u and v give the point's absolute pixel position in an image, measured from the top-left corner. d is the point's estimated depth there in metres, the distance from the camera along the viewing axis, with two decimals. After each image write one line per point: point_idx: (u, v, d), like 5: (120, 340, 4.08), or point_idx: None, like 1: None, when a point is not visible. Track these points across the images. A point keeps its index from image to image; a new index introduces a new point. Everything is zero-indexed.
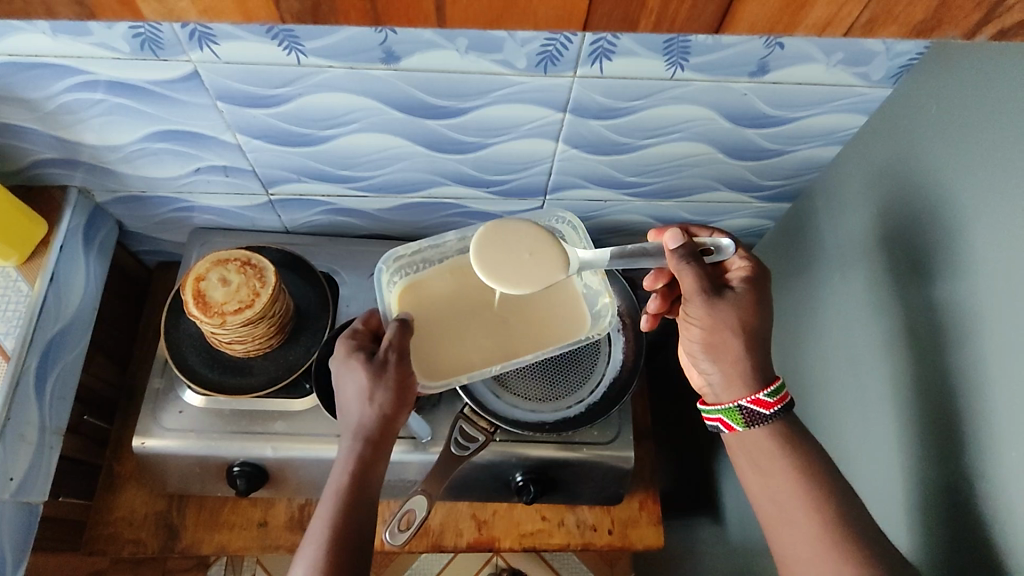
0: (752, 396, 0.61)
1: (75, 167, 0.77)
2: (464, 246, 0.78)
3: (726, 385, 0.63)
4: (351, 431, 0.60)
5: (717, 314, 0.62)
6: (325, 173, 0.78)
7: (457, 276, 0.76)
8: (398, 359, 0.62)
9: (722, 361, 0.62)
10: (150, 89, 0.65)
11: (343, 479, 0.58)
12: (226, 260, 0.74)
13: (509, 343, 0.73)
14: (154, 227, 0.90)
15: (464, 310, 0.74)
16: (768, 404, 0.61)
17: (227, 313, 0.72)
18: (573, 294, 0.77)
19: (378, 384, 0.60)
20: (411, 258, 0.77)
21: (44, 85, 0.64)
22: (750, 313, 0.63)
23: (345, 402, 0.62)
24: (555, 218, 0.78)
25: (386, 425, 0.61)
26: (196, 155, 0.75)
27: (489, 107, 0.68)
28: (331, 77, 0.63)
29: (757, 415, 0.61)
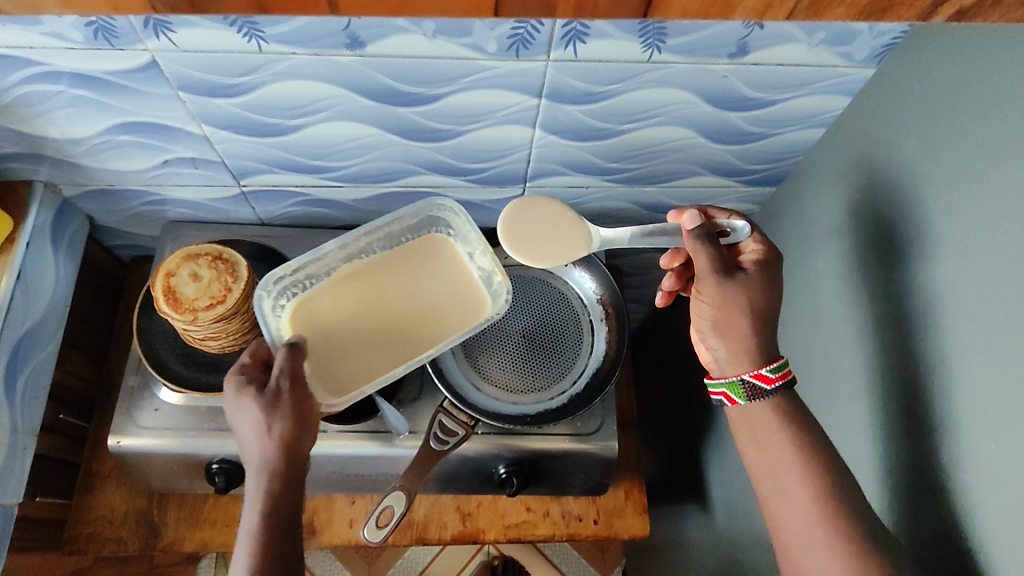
0: (754, 371, 0.60)
1: (40, 161, 0.75)
2: (345, 253, 0.77)
3: (729, 359, 0.62)
4: (252, 468, 0.58)
5: (730, 291, 0.61)
6: (298, 163, 0.76)
7: (342, 288, 0.75)
8: (292, 384, 0.60)
9: (730, 338, 0.61)
10: (110, 80, 0.62)
11: (254, 518, 0.56)
12: (196, 255, 0.72)
13: (410, 344, 0.71)
14: (126, 221, 0.88)
15: (354, 320, 0.72)
16: (769, 379, 0.60)
17: (199, 308, 0.70)
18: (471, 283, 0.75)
19: (274, 413, 0.59)
20: (293, 277, 0.74)
21: None
22: (763, 293, 0.62)
23: (243, 441, 0.60)
24: (439, 206, 0.78)
25: (288, 454, 0.59)
26: (163, 147, 0.73)
27: (461, 93, 0.66)
28: (295, 65, 0.61)
29: (758, 390, 0.60)
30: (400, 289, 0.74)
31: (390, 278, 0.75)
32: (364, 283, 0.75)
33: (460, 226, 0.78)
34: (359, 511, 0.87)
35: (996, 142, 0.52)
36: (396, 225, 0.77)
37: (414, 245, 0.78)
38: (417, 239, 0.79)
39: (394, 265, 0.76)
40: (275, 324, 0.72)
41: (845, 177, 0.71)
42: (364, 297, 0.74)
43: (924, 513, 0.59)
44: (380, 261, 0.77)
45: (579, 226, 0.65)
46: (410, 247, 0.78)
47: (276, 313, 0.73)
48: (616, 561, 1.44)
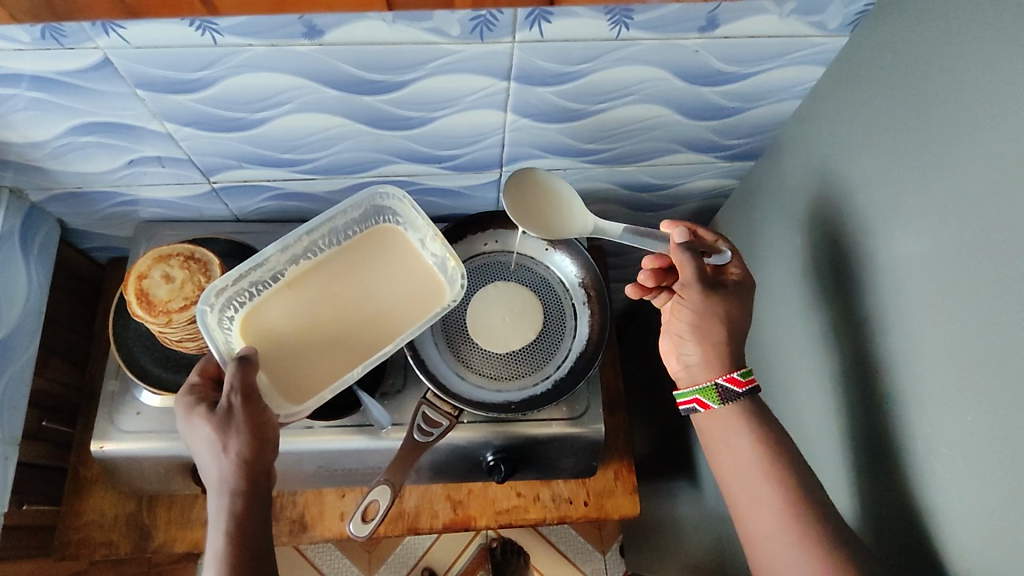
0: (726, 374, 0.65)
1: (4, 168, 0.73)
2: (290, 256, 0.75)
3: (707, 365, 0.67)
4: (214, 488, 0.58)
5: (706, 306, 0.66)
6: (267, 157, 0.75)
7: (291, 294, 0.74)
8: (244, 400, 0.60)
9: (706, 347, 0.67)
10: (64, 81, 0.61)
11: (220, 538, 0.57)
12: (167, 256, 0.73)
13: (365, 343, 0.71)
14: (98, 223, 0.87)
15: (308, 325, 0.72)
16: (740, 382, 0.65)
17: (173, 310, 0.69)
18: (426, 271, 0.76)
19: (228, 431, 0.58)
20: (236, 287, 0.72)
21: None
22: (741, 306, 0.68)
23: (202, 461, 0.59)
24: (384, 195, 0.77)
25: (249, 472, 0.59)
26: (128, 146, 0.71)
27: (426, 79, 0.64)
28: (253, 57, 0.59)
29: (729, 393, 0.65)
30: (350, 292, 0.74)
31: (338, 282, 0.75)
32: (311, 291, 0.74)
33: (407, 215, 0.77)
34: (350, 504, 0.87)
35: (968, 110, 0.51)
36: (342, 219, 0.76)
37: (361, 238, 0.78)
38: (362, 231, 0.78)
39: (342, 264, 0.76)
40: (226, 338, 0.70)
41: (820, 150, 0.70)
42: (313, 302, 0.73)
43: (902, 486, 0.59)
44: (328, 261, 0.76)
45: (547, 225, 0.75)
46: (359, 244, 0.77)
47: (225, 327, 0.71)
48: (614, 538, 1.45)
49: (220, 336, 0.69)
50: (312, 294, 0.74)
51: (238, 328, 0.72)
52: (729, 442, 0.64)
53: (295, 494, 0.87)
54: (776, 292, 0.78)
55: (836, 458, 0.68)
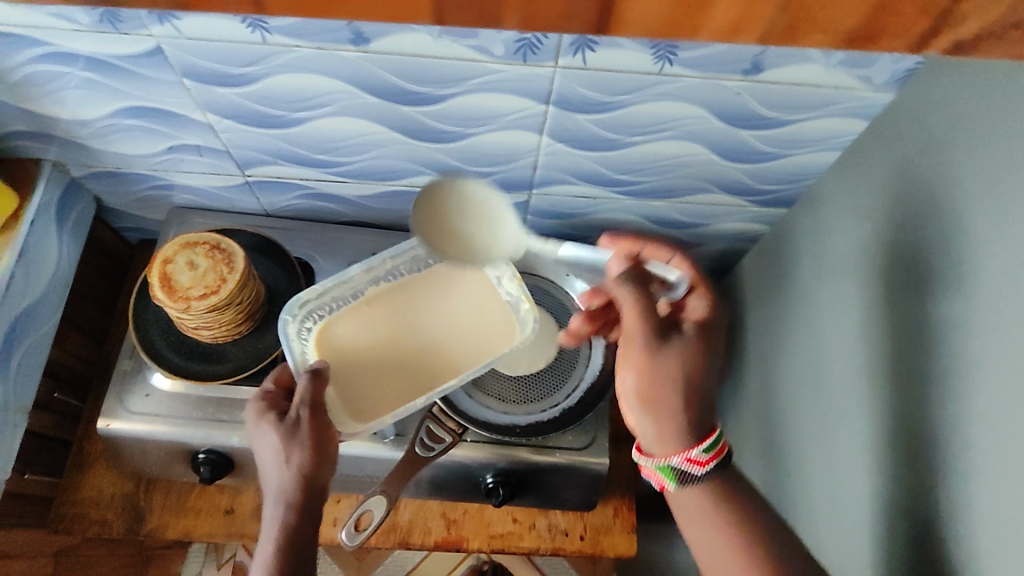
0: (683, 455, 0.55)
1: (50, 141, 0.76)
2: (371, 278, 0.78)
3: (663, 433, 0.56)
4: (271, 497, 0.59)
5: (662, 356, 0.56)
6: (303, 157, 0.77)
7: (369, 312, 0.76)
8: (311, 414, 0.62)
9: (663, 409, 0.56)
10: (115, 64, 0.62)
11: (270, 546, 0.56)
12: (193, 243, 0.72)
13: (431, 374, 0.73)
14: (133, 204, 0.89)
15: (384, 348, 0.74)
16: (701, 461, 0.55)
17: (192, 298, 0.70)
18: (499, 310, 0.76)
19: (294, 440, 0.60)
20: (320, 301, 0.76)
21: (8, 55, 0.62)
22: (703, 354, 0.58)
23: (264, 469, 0.61)
24: None
25: (308, 485, 0.59)
26: (169, 133, 0.73)
27: (465, 95, 0.65)
28: (299, 58, 0.60)
29: (690, 475, 0.56)
30: (422, 318, 0.75)
31: (414, 306, 0.76)
32: (388, 312, 0.76)
33: (494, 256, 0.78)
34: (344, 510, 0.86)
35: (996, 172, 0.49)
36: (433, 251, 0.78)
37: (441, 265, 0.79)
38: None
39: (425, 293, 0.77)
40: (301, 348, 0.73)
41: (853, 201, 0.68)
42: (389, 325, 0.75)
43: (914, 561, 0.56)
44: (413, 286, 0.77)
45: (465, 240, 0.63)
46: (446, 273, 0.78)
47: (302, 336, 0.74)
48: None
49: (296, 347, 0.73)
50: (389, 315, 0.75)
51: (313, 339, 0.74)
52: (692, 508, 0.56)
53: None
54: (795, 344, 0.76)
55: (844, 523, 0.65)
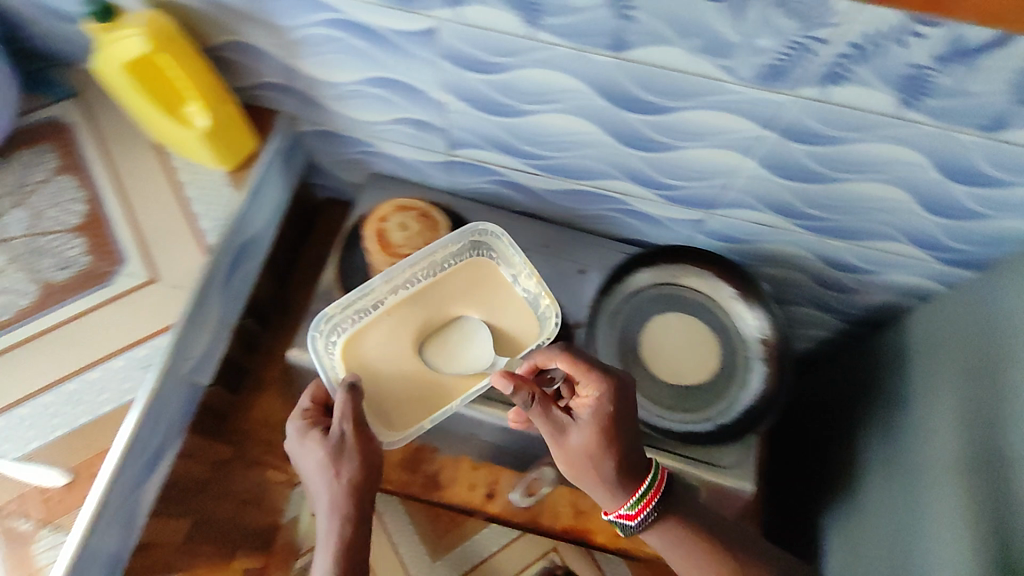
0: (618, 513, 0.67)
1: (293, 96, 0.84)
2: (392, 287, 0.78)
3: (602, 497, 0.67)
4: (324, 509, 0.65)
5: (562, 448, 0.65)
6: (512, 146, 0.83)
7: (392, 323, 0.77)
8: (353, 428, 0.67)
9: (585, 481, 0.66)
10: (387, 37, 0.69)
11: (328, 558, 0.63)
12: (407, 208, 0.82)
13: (432, 389, 0.75)
14: (337, 162, 0.97)
15: (422, 354, 0.76)
16: (631, 515, 0.67)
17: (402, 255, 0.79)
18: (520, 305, 0.78)
19: (343, 456, 0.66)
20: (343, 313, 0.76)
21: (298, 16, 0.70)
22: (576, 433, 0.64)
23: (309, 480, 0.67)
24: (481, 230, 0.80)
25: (355, 495, 0.65)
26: (402, 106, 0.81)
27: (694, 110, 0.68)
28: (555, 55, 0.65)
29: (626, 527, 0.68)
30: (427, 336, 0.77)
31: (417, 318, 0.77)
32: (411, 325, 0.77)
33: (504, 252, 0.80)
34: (482, 478, 0.90)
35: None
36: (433, 255, 0.79)
37: (457, 270, 0.79)
38: (458, 264, 0.79)
39: (458, 292, 0.78)
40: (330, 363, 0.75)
41: None
42: (404, 334, 0.77)
43: None
44: (448, 289, 0.78)
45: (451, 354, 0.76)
46: (465, 275, 0.79)
47: (330, 350, 0.75)
48: None
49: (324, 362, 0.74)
50: (392, 331, 0.77)
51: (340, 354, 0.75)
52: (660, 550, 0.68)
53: (436, 453, 0.91)
54: (942, 404, 0.75)
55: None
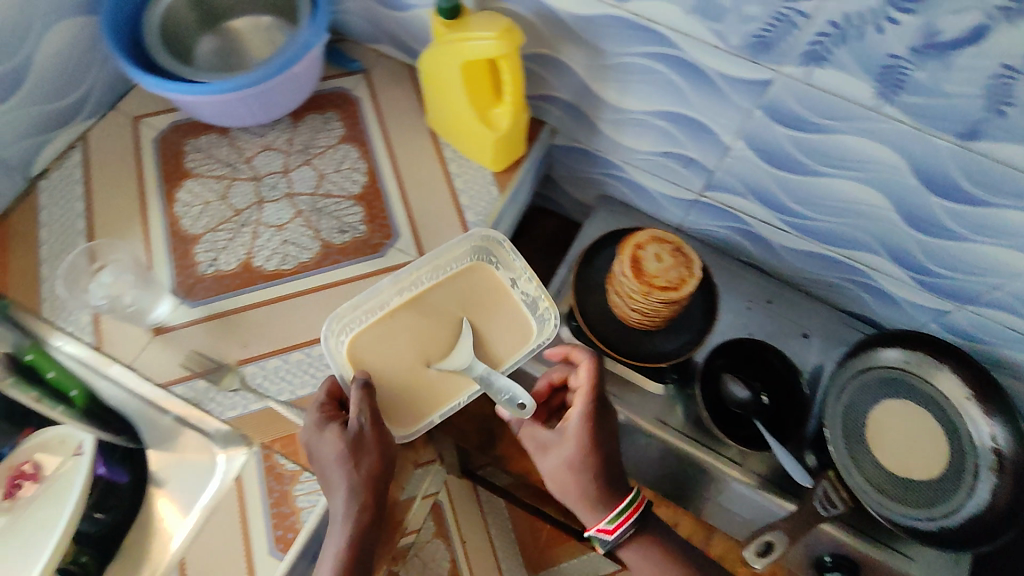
0: (596, 524, 0.68)
1: (570, 112, 0.88)
2: (396, 289, 0.75)
3: (580, 514, 0.69)
4: (337, 501, 0.61)
5: (546, 459, 0.69)
6: (775, 201, 0.82)
7: (387, 329, 0.74)
8: (371, 422, 0.65)
9: (569, 498, 0.69)
10: (711, 78, 0.70)
11: (341, 545, 0.60)
12: (663, 240, 0.81)
13: (438, 390, 0.73)
14: (572, 179, 1.00)
15: (420, 353, 0.74)
16: (610, 528, 0.67)
17: (656, 285, 0.78)
18: (514, 307, 0.77)
19: (362, 451, 0.63)
20: (350, 314, 0.73)
21: (627, 45, 0.72)
22: (552, 442, 0.69)
23: (324, 470, 0.64)
24: (480, 238, 0.77)
25: (373, 488, 0.62)
26: (679, 142, 0.81)
27: (1014, 210, 0.67)
28: (890, 130, 0.65)
29: (603, 539, 0.68)
30: (402, 325, 0.75)
31: (425, 324, 0.75)
32: (398, 318, 0.75)
33: (501, 257, 0.78)
34: None
35: None
36: (440, 259, 0.77)
37: (457, 275, 0.78)
38: (459, 268, 0.78)
39: (454, 299, 0.77)
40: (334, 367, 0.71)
41: None
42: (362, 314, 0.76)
43: None
44: (438, 296, 0.77)
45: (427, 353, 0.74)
46: (461, 279, 0.77)
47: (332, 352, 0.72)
48: None
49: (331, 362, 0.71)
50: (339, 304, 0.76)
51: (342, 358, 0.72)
52: (640, 563, 0.68)
53: None
54: None
55: None
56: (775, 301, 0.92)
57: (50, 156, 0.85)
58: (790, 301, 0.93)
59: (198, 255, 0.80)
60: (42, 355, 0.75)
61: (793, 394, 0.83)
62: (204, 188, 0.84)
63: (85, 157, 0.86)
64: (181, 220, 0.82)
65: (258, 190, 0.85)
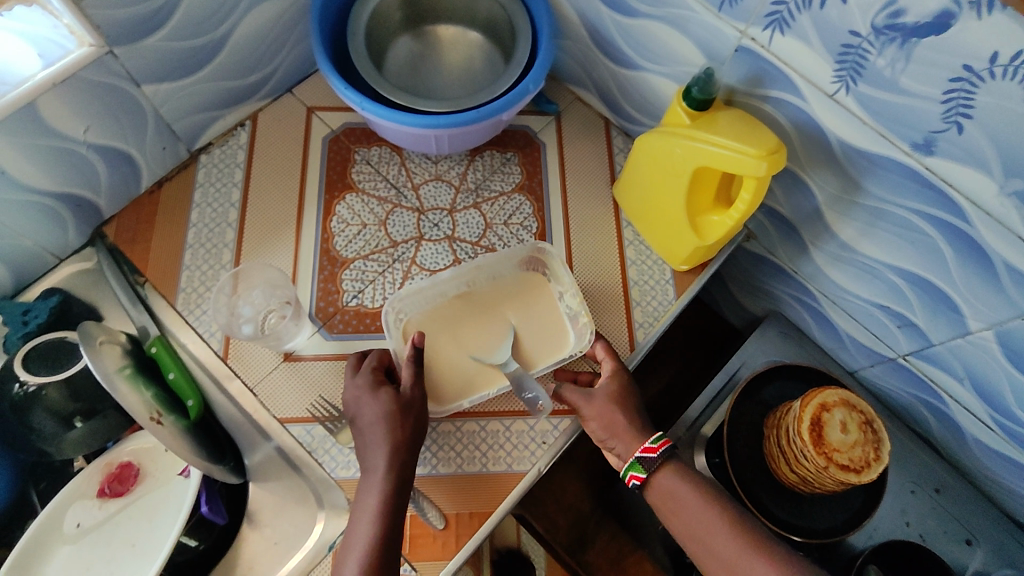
0: (640, 445, 0.61)
1: (780, 229, 0.77)
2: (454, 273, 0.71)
3: (620, 448, 0.62)
4: (372, 464, 0.56)
5: (590, 403, 0.63)
6: (996, 402, 0.68)
7: (440, 306, 0.70)
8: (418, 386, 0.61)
9: (614, 437, 0.63)
10: (992, 262, 0.58)
11: (373, 509, 0.55)
12: (854, 405, 0.68)
13: (473, 377, 0.68)
14: (743, 284, 0.90)
15: (459, 344, 0.69)
16: (653, 448, 0.60)
17: (834, 462, 0.66)
18: (555, 317, 0.71)
19: (406, 413, 0.59)
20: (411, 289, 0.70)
21: (899, 195, 0.61)
22: (600, 388, 0.64)
23: (362, 430, 0.59)
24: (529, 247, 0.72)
25: (409, 456, 0.58)
26: (908, 303, 0.69)
27: None
28: None
29: (649, 460, 0.60)
30: (458, 308, 0.71)
31: (477, 312, 0.71)
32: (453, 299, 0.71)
33: (554, 267, 0.73)
34: None
35: None
36: (499, 259, 0.72)
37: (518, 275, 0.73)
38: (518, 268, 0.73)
39: (501, 295, 0.72)
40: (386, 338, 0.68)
41: None
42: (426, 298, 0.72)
43: None
44: (495, 286, 0.72)
45: (471, 340, 0.69)
46: (513, 277, 0.73)
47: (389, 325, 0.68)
48: None
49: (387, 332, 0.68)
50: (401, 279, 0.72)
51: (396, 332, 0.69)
52: (672, 491, 0.60)
53: None
54: None
55: None
56: (944, 493, 0.79)
57: (217, 131, 0.80)
58: (960, 499, 0.79)
59: (343, 283, 0.74)
60: (166, 351, 0.70)
61: None
62: (363, 208, 0.78)
63: (251, 141, 0.80)
64: (335, 240, 0.76)
65: (420, 224, 0.78)
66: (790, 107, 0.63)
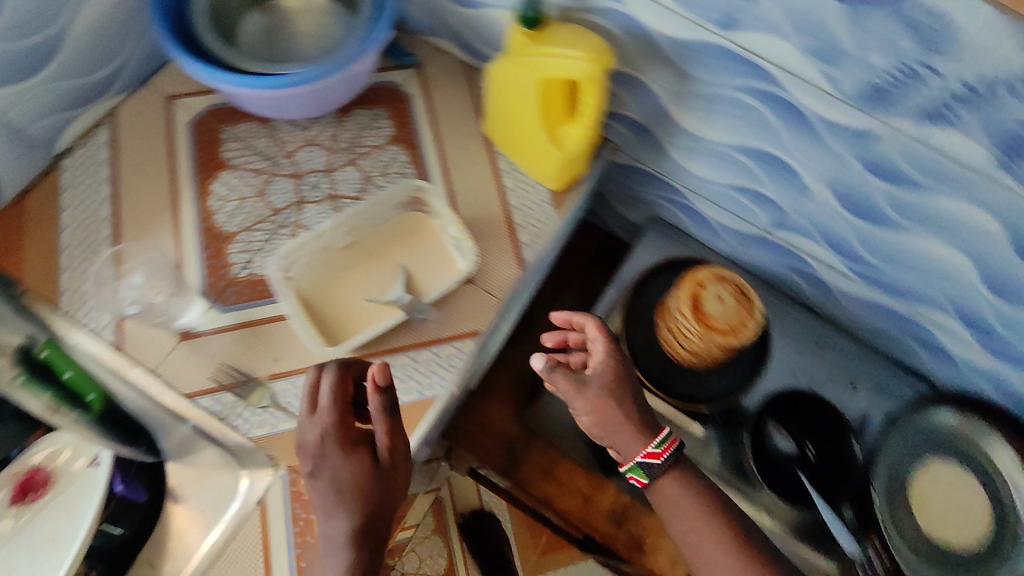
0: (643, 451, 0.67)
1: (639, 135, 0.82)
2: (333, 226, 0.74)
3: (621, 449, 0.68)
4: (342, 535, 0.58)
5: (584, 397, 0.66)
6: (846, 249, 0.76)
7: (327, 258, 0.73)
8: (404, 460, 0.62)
9: (610, 433, 0.67)
10: (807, 118, 0.64)
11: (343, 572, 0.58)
12: (725, 279, 0.77)
13: (370, 317, 0.71)
14: (625, 197, 0.95)
15: (352, 290, 0.73)
16: (657, 453, 0.67)
17: (716, 329, 0.75)
18: (443, 249, 0.76)
19: (382, 482, 0.60)
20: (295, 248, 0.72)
21: (721, 75, 0.67)
22: (592, 379, 0.67)
23: (326, 493, 0.59)
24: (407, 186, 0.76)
25: (377, 521, 0.60)
26: (757, 178, 0.76)
27: None
28: (998, 197, 0.58)
29: (651, 465, 0.67)
30: (346, 257, 0.74)
31: (364, 258, 0.74)
32: (337, 250, 0.74)
33: (434, 205, 0.77)
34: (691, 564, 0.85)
35: None
36: (377, 205, 0.75)
37: (399, 219, 0.76)
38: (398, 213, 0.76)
39: (387, 239, 0.75)
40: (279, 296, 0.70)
41: None
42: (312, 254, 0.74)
43: None
44: (377, 232, 0.75)
45: (363, 285, 0.73)
46: (395, 221, 0.76)
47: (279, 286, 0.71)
48: None
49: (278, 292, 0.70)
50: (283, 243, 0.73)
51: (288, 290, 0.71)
52: (678, 499, 0.67)
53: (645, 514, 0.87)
54: None
55: None
56: (824, 344, 0.85)
57: (76, 133, 0.79)
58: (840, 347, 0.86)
59: (231, 256, 0.74)
60: (57, 352, 0.70)
61: (841, 450, 0.79)
62: (240, 182, 0.79)
63: (114, 137, 0.80)
64: (215, 216, 0.77)
65: (299, 189, 0.79)
66: (614, 13, 0.68)
